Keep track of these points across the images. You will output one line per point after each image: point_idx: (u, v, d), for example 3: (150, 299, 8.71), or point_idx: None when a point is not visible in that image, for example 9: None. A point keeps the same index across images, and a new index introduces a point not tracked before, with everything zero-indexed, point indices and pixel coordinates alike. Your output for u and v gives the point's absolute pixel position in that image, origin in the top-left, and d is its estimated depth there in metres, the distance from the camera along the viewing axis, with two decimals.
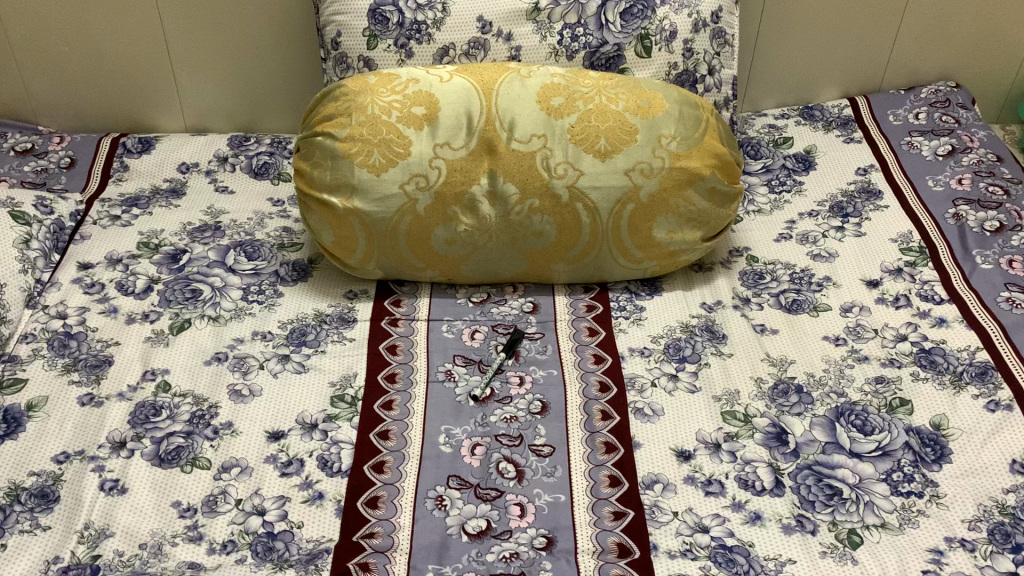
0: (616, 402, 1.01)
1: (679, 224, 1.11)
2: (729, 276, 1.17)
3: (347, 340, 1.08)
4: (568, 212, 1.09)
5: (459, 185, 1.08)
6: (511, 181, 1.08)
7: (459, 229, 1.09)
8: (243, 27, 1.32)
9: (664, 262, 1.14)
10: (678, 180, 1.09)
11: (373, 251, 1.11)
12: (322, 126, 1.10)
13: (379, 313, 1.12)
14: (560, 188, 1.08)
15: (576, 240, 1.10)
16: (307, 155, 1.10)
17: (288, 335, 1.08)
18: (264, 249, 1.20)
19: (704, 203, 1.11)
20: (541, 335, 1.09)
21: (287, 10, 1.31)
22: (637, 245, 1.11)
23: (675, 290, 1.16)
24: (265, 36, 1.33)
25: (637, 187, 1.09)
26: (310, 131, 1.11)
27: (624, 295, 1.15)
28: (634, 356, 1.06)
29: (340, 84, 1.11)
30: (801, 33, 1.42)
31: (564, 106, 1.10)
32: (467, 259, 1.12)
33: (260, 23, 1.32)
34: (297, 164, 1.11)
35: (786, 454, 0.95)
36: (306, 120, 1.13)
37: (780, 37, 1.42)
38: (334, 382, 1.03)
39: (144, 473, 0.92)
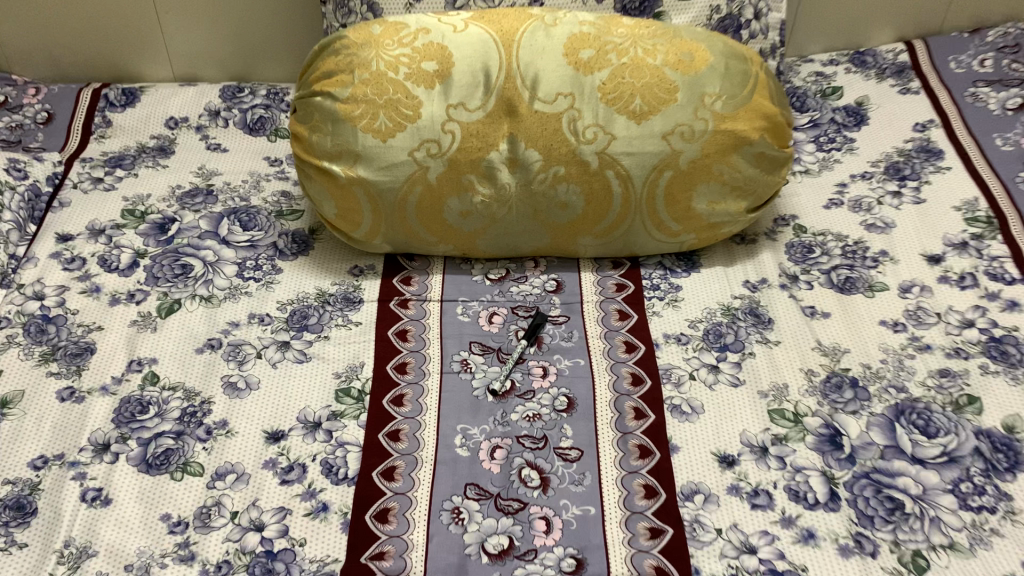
0: (651, 398, 0.91)
1: (722, 192, 1.00)
2: (775, 249, 1.06)
3: (353, 324, 0.98)
4: (598, 181, 0.98)
5: (476, 152, 0.96)
6: (534, 147, 0.96)
7: (477, 200, 0.98)
8: None
9: (702, 234, 1.03)
10: (723, 145, 0.97)
11: (381, 224, 1.00)
12: (321, 84, 0.97)
13: (388, 293, 1.01)
14: (590, 154, 0.97)
15: (606, 211, 1.00)
16: (304, 117, 0.98)
17: (288, 317, 0.98)
18: (261, 217, 1.09)
19: (750, 169, 0.99)
20: (566, 319, 0.99)
21: None
22: (674, 216, 1.01)
23: (715, 265, 1.05)
24: None
25: (676, 154, 0.97)
26: (307, 90, 0.98)
27: (658, 272, 1.04)
28: (670, 344, 0.96)
29: (340, 35, 0.98)
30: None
31: (595, 61, 0.97)
32: (484, 232, 1.01)
33: None
34: (293, 127, 0.99)
35: (841, 461, 0.85)
36: (304, 77, 1.01)
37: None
38: (339, 373, 0.93)
39: (130, 481, 0.83)
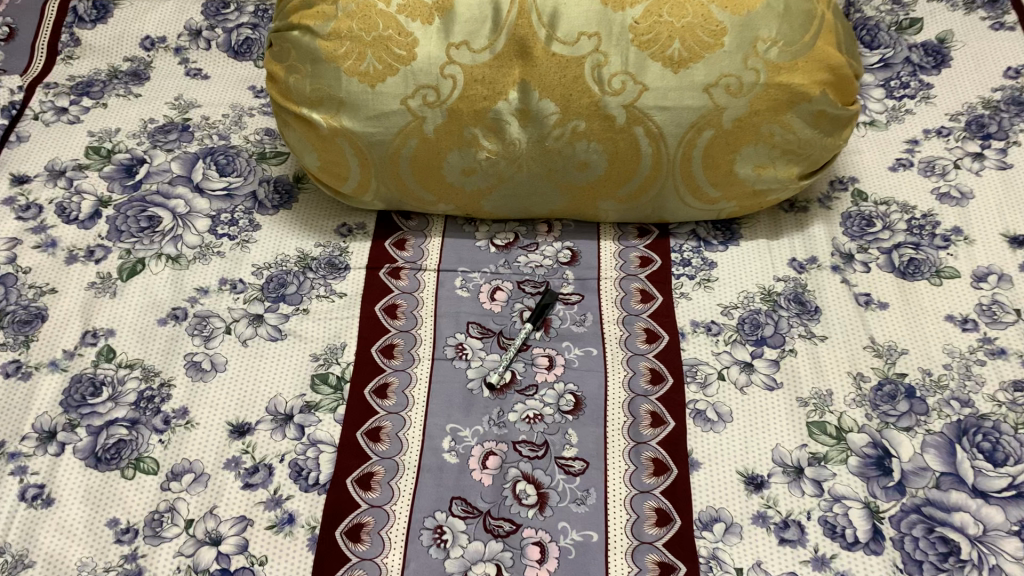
0: (671, 401, 0.79)
1: (770, 155, 0.85)
2: (828, 220, 0.91)
3: (336, 296, 0.86)
4: (624, 138, 0.83)
5: (481, 102, 0.82)
6: (549, 97, 0.81)
7: (481, 155, 0.85)
8: None
9: (745, 202, 0.89)
10: (776, 101, 0.81)
11: (371, 180, 0.87)
12: (299, 15, 0.82)
13: (379, 259, 0.89)
14: (616, 107, 0.82)
15: (632, 173, 0.86)
16: (280, 54, 0.84)
17: (264, 285, 0.87)
18: (240, 160, 0.97)
19: (807, 130, 0.84)
20: (579, 299, 0.86)
21: None
22: (712, 181, 0.86)
23: (757, 238, 0.91)
24: None
25: (719, 109, 0.82)
26: (283, 21, 0.83)
27: (690, 244, 0.91)
28: (698, 334, 0.83)
29: None
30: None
31: None
32: (491, 191, 0.88)
33: None
34: (269, 65, 0.85)
35: (888, 490, 0.73)
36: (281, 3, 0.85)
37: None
38: (317, 355, 0.82)
39: (75, 478, 0.74)
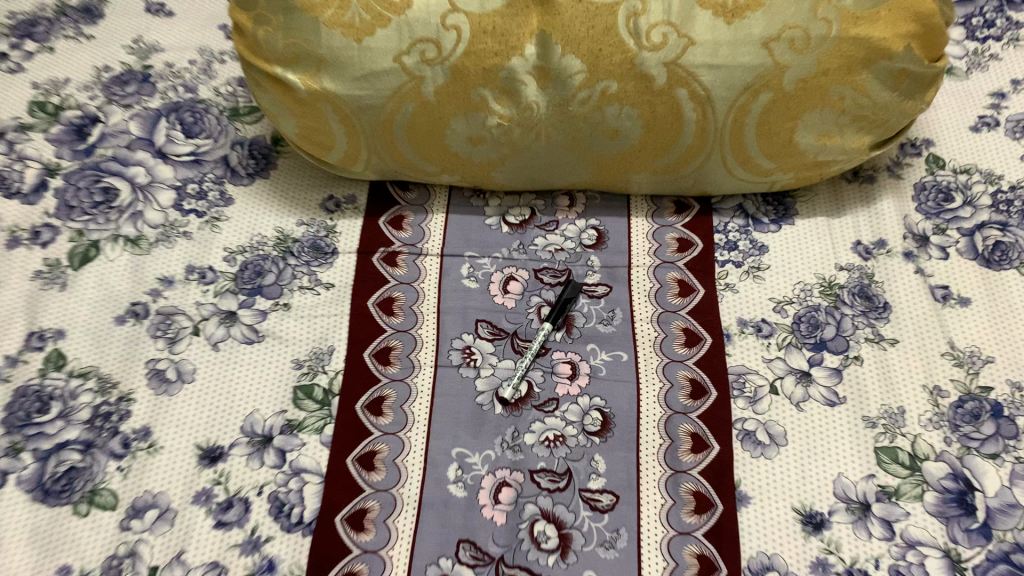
0: (715, 418, 0.67)
1: (839, 123, 0.70)
2: (899, 193, 0.78)
3: (322, 288, 0.74)
4: (663, 102, 0.69)
5: (491, 59, 0.67)
6: (575, 53, 0.67)
7: (491, 121, 0.71)
8: None
9: (803, 174, 0.75)
10: (851, 58, 0.67)
11: (360, 148, 0.74)
12: None
13: (372, 242, 0.76)
14: (655, 65, 0.67)
15: (670, 142, 0.72)
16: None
17: (238, 274, 0.74)
18: (209, 117, 0.83)
19: (884, 93, 0.69)
20: (607, 292, 0.74)
21: None
22: (766, 151, 0.72)
23: (815, 216, 0.77)
24: None
25: (780, 68, 0.67)
26: None
27: (736, 223, 0.77)
28: (746, 336, 0.71)
29: None
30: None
31: None
32: (502, 161, 0.75)
33: None
34: (232, 12, 0.69)
35: (971, 534, 0.61)
36: None
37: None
38: (300, 362, 0.70)
39: (20, 517, 0.62)
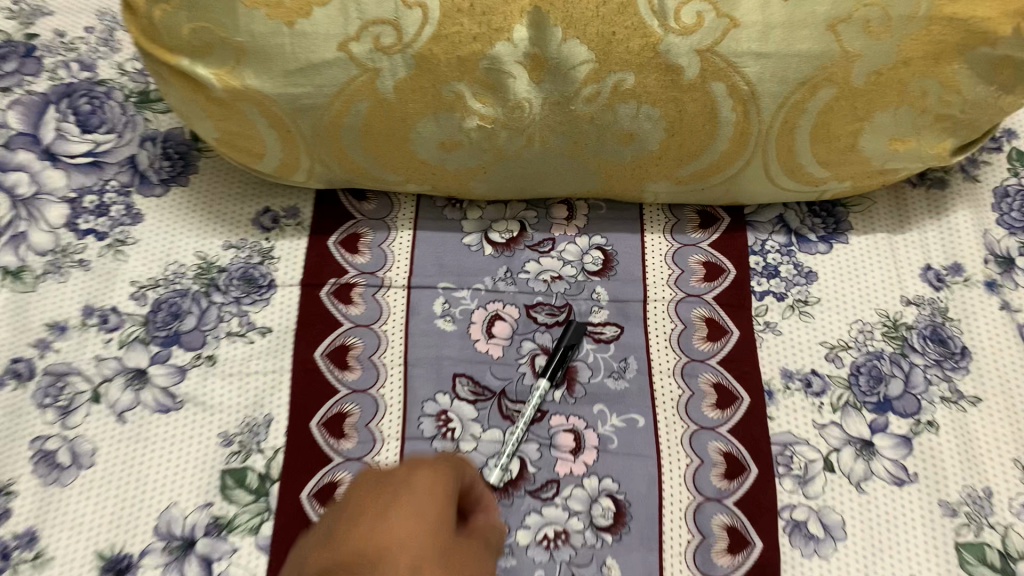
0: (757, 505, 0.53)
1: (916, 124, 0.55)
2: (977, 201, 0.62)
3: (255, 335, 0.58)
4: (693, 100, 0.53)
5: (469, 45, 0.51)
6: (580, 37, 0.50)
7: (469, 123, 0.55)
8: None
9: (862, 182, 0.60)
10: (942, 43, 0.51)
11: (300, 156, 0.57)
12: None
13: (319, 271, 0.60)
14: (685, 53, 0.51)
15: (699, 148, 0.56)
16: None
17: (150, 317, 0.58)
18: (111, 105, 0.66)
19: (980, 89, 0.53)
20: (617, 334, 0.59)
21: None
22: (819, 158, 0.57)
23: (873, 231, 0.62)
24: None
25: (848, 57, 0.51)
26: None
27: (776, 242, 0.62)
28: (792, 393, 0.57)
29: None
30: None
31: None
32: (484, 169, 0.59)
33: None
34: None
35: None
36: None
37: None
38: (229, 438, 0.55)
39: None
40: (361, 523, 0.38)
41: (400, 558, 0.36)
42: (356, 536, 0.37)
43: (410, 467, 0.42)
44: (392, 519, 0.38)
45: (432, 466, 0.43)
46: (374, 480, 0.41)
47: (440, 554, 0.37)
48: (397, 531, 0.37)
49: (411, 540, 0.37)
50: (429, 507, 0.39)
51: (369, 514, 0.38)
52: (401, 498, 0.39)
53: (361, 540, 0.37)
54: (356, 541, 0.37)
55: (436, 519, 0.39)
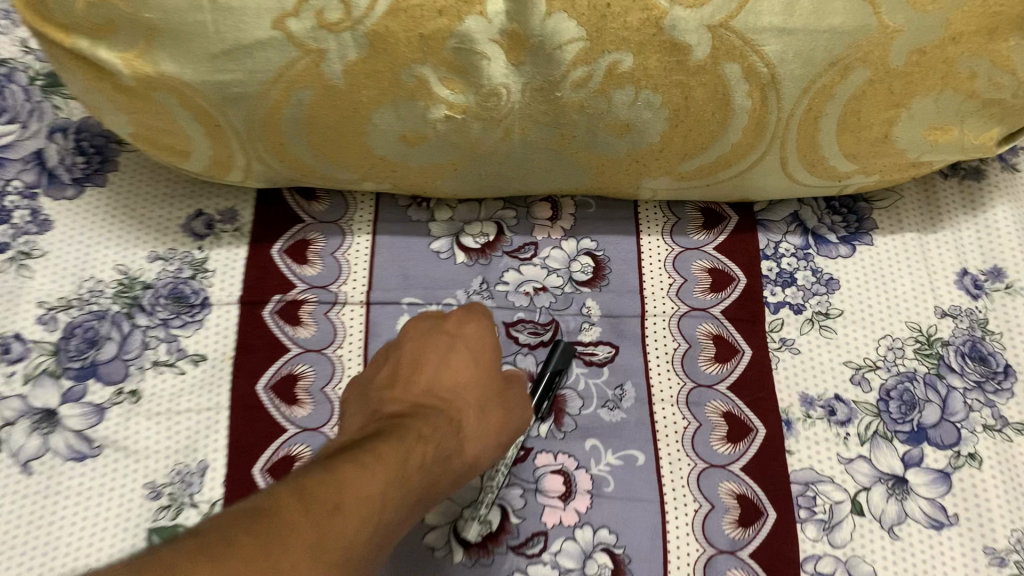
0: (777, 557, 0.46)
1: (959, 110, 0.47)
2: (1016, 196, 0.55)
3: (186, 365, 0.50)
4: (701, 84, 0.45)
5: (433, 20, 0.41)
6: (568, 10, 0.41)
7: (435, 112, 0.46)
8: None
9: (890, 176, 0.52)
10: (1000, 15, 0.42)
11: (235, 153, 0.48)
12: None
13: (262, 286, 0.52)
14: (694, 29, 0.42)
15: (705, 140, 0.48)
16: None
17: (61, 345, 0.49)
18: (13, 91, 0.56)
19: None
20: (611, 355, 0.51)
21: None
22: (845, 150, 0.49)
23: (902, 230, 0.54)
24: None
25: (888, 32, 0.43)
26: None
27: (790, 244, 0.54)
28: (813, 423, 0.49)
29: None
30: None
31: None
32: (454, 165, 0.50)
33: None
34: None
35: None
36: None
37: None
38: (156, 489, 0.46)
39: None
40: (424, 365, 0.43)
41: (466, 400, 0.42)
42: (419, 381, 0.42)
43: (460, 313, 0.45)
44: (453, 366, 0.43)
45: (469, 304, 0.46)
46: (420, 340, 0.44)
47: (496, 384, 0.44)
48: (456, 379, 0.42)
49: (466, 390, 0.42)
50: (482, 357, 0.44)
51: (432, 356, 0.43)
52: (457, 346, 0.44)
53: (425, 384, 0.42)
54: (420, 390, 0.42)
55: (486, 364, 0.44)
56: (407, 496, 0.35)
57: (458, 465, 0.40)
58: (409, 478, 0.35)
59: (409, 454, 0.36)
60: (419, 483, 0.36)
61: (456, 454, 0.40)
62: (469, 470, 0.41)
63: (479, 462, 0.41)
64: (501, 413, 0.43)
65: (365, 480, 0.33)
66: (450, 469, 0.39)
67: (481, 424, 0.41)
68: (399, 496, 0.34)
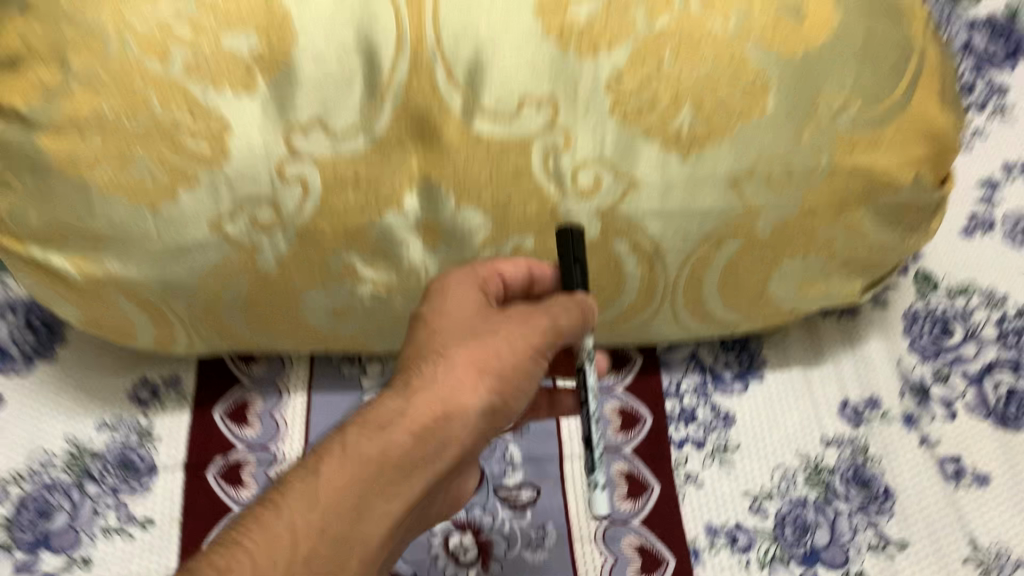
0: None
1: (824, 270, 0.54)
2: (889, 331, 0.62)
3: (134, 530, 0.53)
4: (596, 259, 0.51)
5: (355, 216, 0.47)
6: (475, 205, 0.47)
7: (362, 290, 0.51)
8: None
9: (773, 322, 0.58)
10: (845, 194, 0.50)
11: (176, 332, 0.53)
12: None
13: (206, 449, 0.56)
14: (585, 216, 0.49)
15: (605, 302, 0.54)
16: None
17: (14, 519, 0.52)
18: None
19: (881, 233, 0.53)
20: (534, 497, 0.56)
21: None
22: (729, 304, 0.55)
23: (789, 368, 0.61)
24: None
25: (751, 212, 0.49)
26: None
27: (691, 382, 0.60)
28: (718, 550, 0.54)
29: None
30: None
31: (604, 22, 0.44)
32: (383, 333, 0.55)
33: None
34: None
35: None
36: None
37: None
38: None
39: None
40: (417, 320, 0.44)
41: (439, 353, 0.42)
42: (409, 341, 0.44)
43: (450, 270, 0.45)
44: (433, 321, 0.43)
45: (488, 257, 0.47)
46: (421, 299, 0.46)
47: (495, 318, 0.44)
48: (435, 330, 0.43)
49: (443, 340, 0.42)
50: (465, 311, 0.44)
51: (421, 313, 0.44)
52: (441, 305, 0.44)
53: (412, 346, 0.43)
54: (410, 346, 0.43)
55: (471, 318, 0.44)
56: (334, 520, 0.38)
57: (428, 421, 0.40)
58: (335, 495, 0.38)
59: (320, 474, 0.38)
60: (354, 484, 0.38)
61: (411, 423, 0.40)
62: (455, 432, 0.41)
63: (463, 419, 0.41)
64: (485, 341, 0.42)
65: (278, 521, 0.37)
66: (415, 426, 0.40)
67: (448, 381, 0.41)
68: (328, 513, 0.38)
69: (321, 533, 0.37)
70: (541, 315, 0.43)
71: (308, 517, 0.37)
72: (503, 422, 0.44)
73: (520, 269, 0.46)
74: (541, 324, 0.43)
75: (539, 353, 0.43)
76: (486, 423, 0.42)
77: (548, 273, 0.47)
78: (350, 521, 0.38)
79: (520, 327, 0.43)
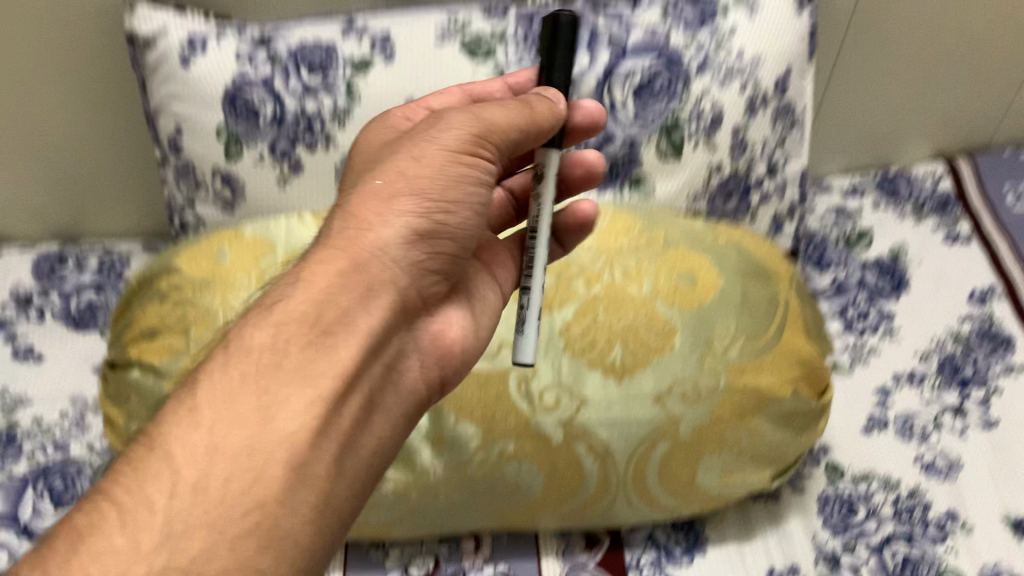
0: None
1: (738, 462, 0.70)
2: (807, 513, 0.77)
3: None
4: (562, 458, 0.67)
5: None
6: (468, 419, 0.66)
7: (385, 487, 0.68)
8: (46, 127, 0.89)
9: (708, 507, 0.73)
10: (743, 405, 0.67)
11: None
12: (138, 348, 0.65)
13: None
14: (552, 426, 0.66)
15: (572, 491, 0.69)
16: (117, 396, 0.66)
17: None
18: (81, 483, 0.78)
19: (777, 433, 0.70)
20: None
21: (108, 102, 0.88)
22: (670, 491, 0.70)
23: (725, 543, 0.76)
24: (78, 130, 0.90)
25: (674, 420, 0.67)
26: (119, 353, 0.67)
27: (648, 556, 0.75)
28: None
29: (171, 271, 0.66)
30: (895, 62, 0.94)
31: (556, 290, 0.67)
32: (401, 523, 0.71)
33: (68, 118, 0.89)
34: (105, 407, 0.68)
35: None
36: (118, 326, 0.69)
37: (864, 63, 0.94)
38: None
39: None
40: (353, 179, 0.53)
41: (364, 197, 0.50)
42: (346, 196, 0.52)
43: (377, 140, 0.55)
44: (361, 179, 0.52)
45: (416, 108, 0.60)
46: (359, 168, 0.55)
47: (412, 139, 0.52)
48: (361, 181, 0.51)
49: (365, 188, 0.50)
50: (384, 159, 0.52)
51: (356, 176, 0.53)
52: (370, 164, 0.53)
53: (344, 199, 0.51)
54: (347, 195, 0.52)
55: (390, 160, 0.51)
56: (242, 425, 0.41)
57: (354, 259, 0.47)
58: (218, 412, 0.42)
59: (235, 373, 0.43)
60: (244, 390, 0.42)
61: (344, 248, 0.48)
62: (382, 263, 0.48)
63: (392, 247, 0.48)
64: (398, 164, 0.50)
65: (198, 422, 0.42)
66: (344, 265, 0.47)
67: (369, 214, 0.49)
68: (251, 388, 0.43)
69: (212, 449, 0.41)
70: (452, 127, 0.51)
71: (194, 438, 0.41)
72: (449, 242, 0.52)
73: (454, 95, 0.61)
74: (463, 123, 0.51)
75: (472, 143, 0.51)
76: (422, 241, 0.50)
77: (522, 79, 0.62)
78: (271, 402, 0.42)
79: (437, 136, 0.51)
